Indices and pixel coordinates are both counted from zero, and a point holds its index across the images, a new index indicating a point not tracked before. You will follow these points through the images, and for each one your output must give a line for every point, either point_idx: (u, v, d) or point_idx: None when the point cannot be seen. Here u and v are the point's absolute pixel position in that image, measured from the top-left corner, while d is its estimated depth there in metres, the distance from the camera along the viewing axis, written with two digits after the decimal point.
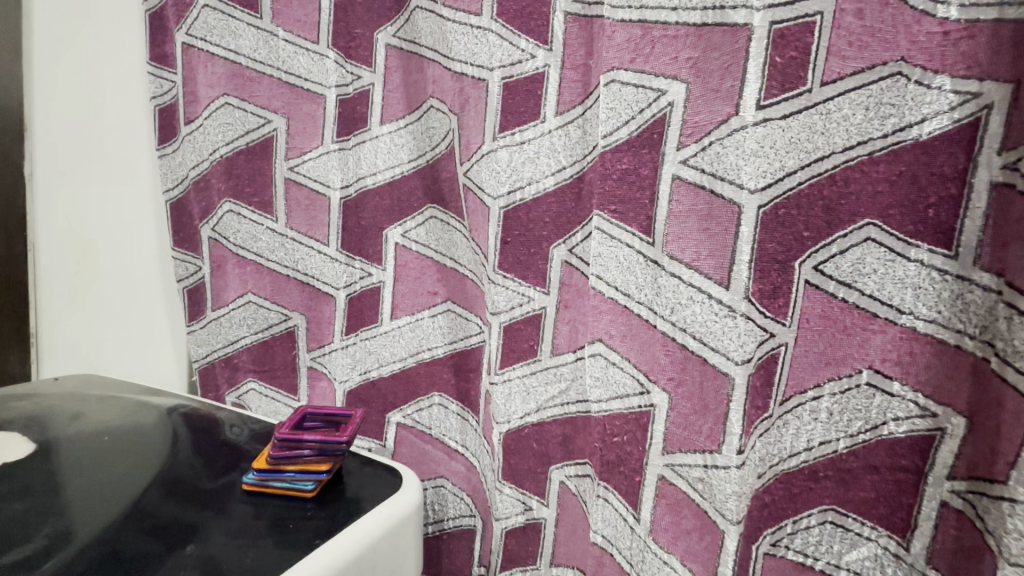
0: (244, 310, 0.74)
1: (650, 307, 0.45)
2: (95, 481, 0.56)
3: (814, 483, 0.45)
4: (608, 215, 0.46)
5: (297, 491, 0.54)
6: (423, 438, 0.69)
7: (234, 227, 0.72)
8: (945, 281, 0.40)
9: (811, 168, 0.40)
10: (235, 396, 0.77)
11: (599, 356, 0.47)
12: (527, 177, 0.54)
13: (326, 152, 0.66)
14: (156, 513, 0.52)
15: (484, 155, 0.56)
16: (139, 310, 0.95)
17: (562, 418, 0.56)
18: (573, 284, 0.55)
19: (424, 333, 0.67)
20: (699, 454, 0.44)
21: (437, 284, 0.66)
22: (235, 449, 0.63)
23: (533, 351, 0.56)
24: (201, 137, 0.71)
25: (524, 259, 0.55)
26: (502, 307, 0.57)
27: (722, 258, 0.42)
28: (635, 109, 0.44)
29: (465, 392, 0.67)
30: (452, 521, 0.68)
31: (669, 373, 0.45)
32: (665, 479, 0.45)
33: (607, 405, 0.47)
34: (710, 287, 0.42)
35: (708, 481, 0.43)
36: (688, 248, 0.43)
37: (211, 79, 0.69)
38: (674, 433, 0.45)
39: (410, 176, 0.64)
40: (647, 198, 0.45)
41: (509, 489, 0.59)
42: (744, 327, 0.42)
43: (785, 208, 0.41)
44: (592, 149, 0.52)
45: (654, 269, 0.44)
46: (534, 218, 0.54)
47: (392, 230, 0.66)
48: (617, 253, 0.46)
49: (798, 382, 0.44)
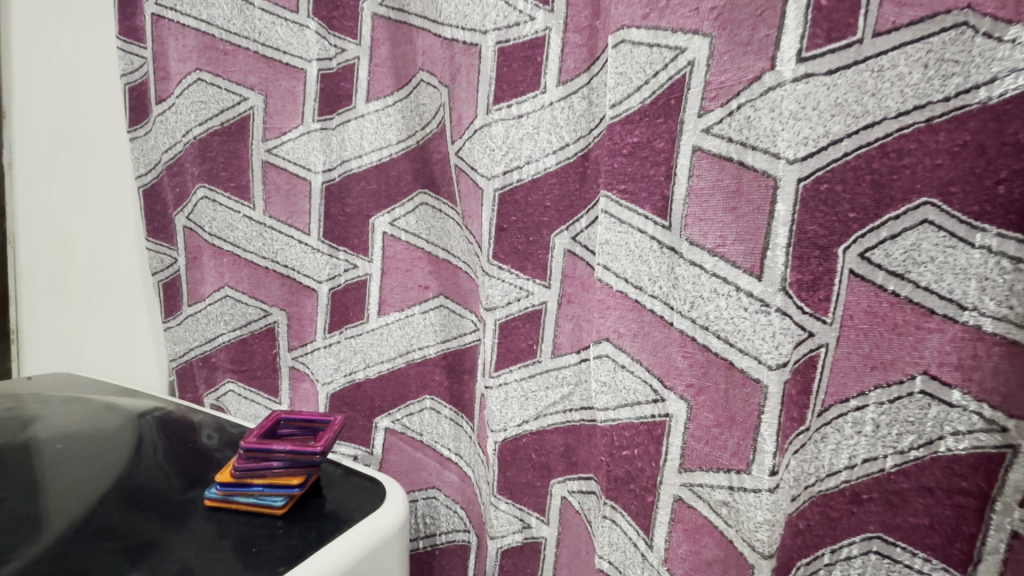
0: (221, 305, 0.68)
1: (666, 301, 0.38)
2: (51, 487, 0.51)
3: (857, 506, 0.39)
4: (617, 195, 0.40)
5: (264, 508, 0.48)
6: (413, 446, 0.63)
7: (209, 215, 0.66)
8: (1018, 272, 0.33)
9: (859, 136, 0.34)
10: (213, 398, 0.72)
11: (606, 358, 0.41)
12: (524, 155, 0.48)
13: (307, 132, 0.60)
14: (112, 526, 0.46)
15: (477, 131, 0.50)
16: (120, 306, 0.90)
17: (564, 427, 0.50)
18: (577, 277, 0.49)
19: (414, 331, 0.61)
20: (723, 475, 0.37)
21: (428, 278, 0.60)
22: (207, 457, 0.58)
23: (532, 351, 0.50)
24: (173, 118, 0.65)
25: (522, 248, 0.49)
26: (498, 302, 0.51)
27: (752, 243, 0.36)
28: (648, 73, 0.38)
29: (459, 395, 0.61)
30: (444, 536, 0.63)
31: (688, 378, 0.38)
32: (683, 501, 0.39)
33: (615, 415, 0.41)
34: (738, 276, 0.36)
35: (734, 505, 0.37)
36: (712, 230, 0.37)
37: (182, 53, 0.63)
38: (694, 448, 0.38)
39: (398, 158, 0.58)
40: (663, 174, 0.38)
41: (506, 505, 0.52)
42: (780, 325, 0.35)
43: (828, 183, 0.35)
44: (599, 122, 0.46)
45: (670, 257, 0.38)
46: (534, 202, 0.48)
47: (380, 217, 0.60)
48: (627, 240, 0.39)
49: (838, 390, 0.38)
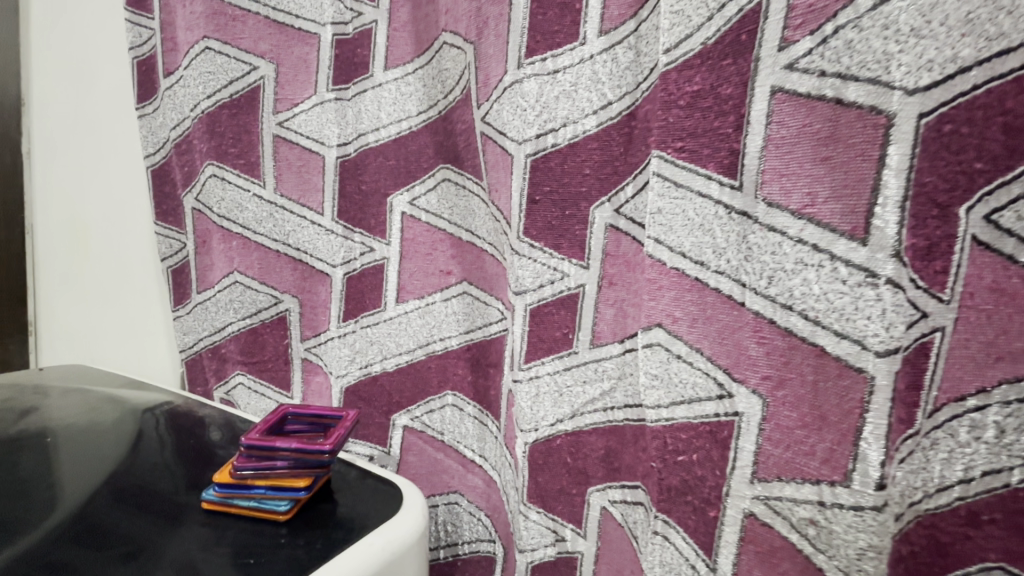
0: (230, 292, 0.64)
1: (736, 277, 0.32)
2: (40, 482, 0.47)
3: (974, 529, 0.31)
4: (673, 154, 0.33)
5: (266, 513, 0.43)
6: (433, 446, 0.57)
7: (218, 195, 0.62)
8: None
9: (995, 64, 0.25)
10: (223, 392, 0.68)
11: (657, 348, 0.35)
12: (560, 116, 0.42)
13: (320, 102, 0.56)
14: (104, 525, 0.42)
15: (507, 88, 0.44)
16: (136, 297, 0.87)
17: (606, 428, 0.44)
18: (620, 255, 0.43)
19: (436, 321, 0.55)
20: (811, 487, 0.30)
21: (450, 262, 0.54)
22: (213, 454, 0.53)
23: (567, 341, 0.44)
24: (181, 91, 0.62)
25: (556, 224, 0.43)
26: (529, 285, 0.44)
27: (853, 200, 0.28)
28: (713, 5, 0.32)
29: (484, 391, 0.55)
30: (467, 546, 0.57)
31: (764, 370, 0.32)
32: (755, 517, 0.32)
33: (668, 413, 0.34)
34: (832, 242, 0.29)
35: (824, 525, 0.30)
36: (797, 186, 0.30)
37: (190, 21, 0.60)
38: (771, 454, 0.31)
39: (418, 131, 0.53)
40: (731, 126, 0.32)
41: (537, 515, 0.46)
42: (891, 301, 0.27)
43: (952, 123, 0.27)
44: (650, 74, 0.40)
45: (742, 223, 0.32)
46: (570, 169, 0.42)
47: (399, 196, 0.55)
48: (685, 207, 0.33)
49: (953, 385, 0.30)
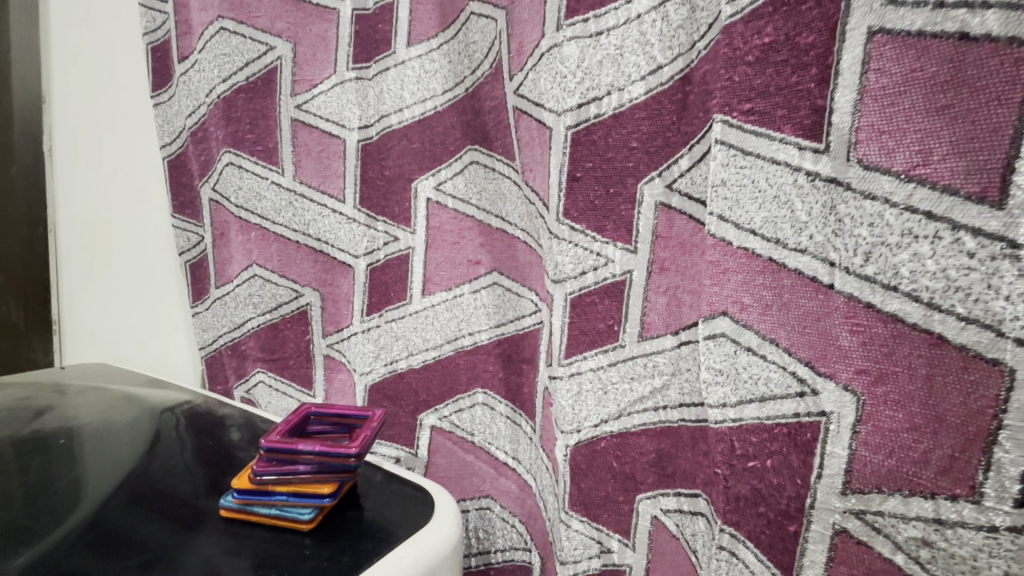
0: (250, 286, 0.61)
1: (823, 256, 0.28)
2: (53, 485, 0.44)
3: None
4: (740, 118, 0.29)
5: (288, 522, 0.40)
6: (463, 447, 0.54)
7: (235, 184, 0.60)
8: None
9: None
10: (243, 391, 0.65)
11: (722, 339, 0.30)
12: (604, 84, 0.37)
13: (341, 82, 0.53)
14: (117, 531, 0.39)
15: (544, 54, 0.40)
16: (157, 293, 0.85)
17: (657, 430, 0.40)
18: (673, 237, 0.38)
19: (465, 314, 0.51)
20: (924, 502, 0.25)
21: (480, 251, 0.50)
22: (233, 456, 0.50)
23: (612, 334, 0.40)
24: (196, 76, 0.59)
25: (600, 203, 0.39)
26: (569, 272, 0.40)
27: (983, 155, 0.23)
28: None
29: (517, 390, 0.51)
30: (500, 554, 0.53)
31: (858, 363, 0.27)
32: (848, 533, 0.28)
33: (737, 414, 0.30)
34: (952, 208, 0.24)
35: (942, 547, 0.25)
36: (903, 144, 0.25)
37: (205, 2, 0.58)
38: (870, 462, 0.27)
39: (444, 111, 0.49)
40: (814, 79, 0.27)
41: (581, 525, 0.42)
42: None
43: None
44: (707, 30, 0.35)
45: (829, 191, 0.27)
46: (616, 143, 0.38)
47: (424, 181, 0.51)
48: (757, 176, 0.29)
49: None
